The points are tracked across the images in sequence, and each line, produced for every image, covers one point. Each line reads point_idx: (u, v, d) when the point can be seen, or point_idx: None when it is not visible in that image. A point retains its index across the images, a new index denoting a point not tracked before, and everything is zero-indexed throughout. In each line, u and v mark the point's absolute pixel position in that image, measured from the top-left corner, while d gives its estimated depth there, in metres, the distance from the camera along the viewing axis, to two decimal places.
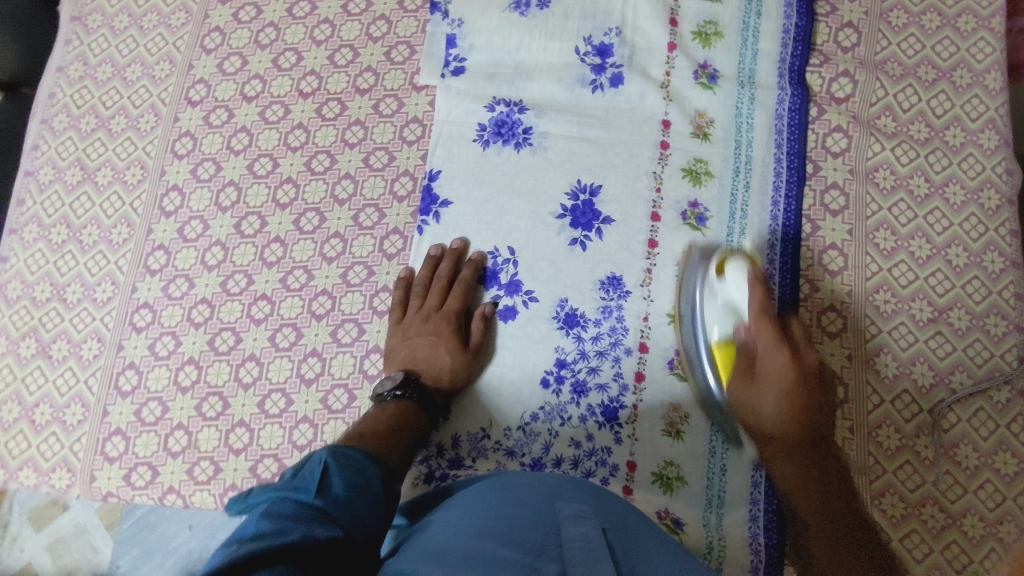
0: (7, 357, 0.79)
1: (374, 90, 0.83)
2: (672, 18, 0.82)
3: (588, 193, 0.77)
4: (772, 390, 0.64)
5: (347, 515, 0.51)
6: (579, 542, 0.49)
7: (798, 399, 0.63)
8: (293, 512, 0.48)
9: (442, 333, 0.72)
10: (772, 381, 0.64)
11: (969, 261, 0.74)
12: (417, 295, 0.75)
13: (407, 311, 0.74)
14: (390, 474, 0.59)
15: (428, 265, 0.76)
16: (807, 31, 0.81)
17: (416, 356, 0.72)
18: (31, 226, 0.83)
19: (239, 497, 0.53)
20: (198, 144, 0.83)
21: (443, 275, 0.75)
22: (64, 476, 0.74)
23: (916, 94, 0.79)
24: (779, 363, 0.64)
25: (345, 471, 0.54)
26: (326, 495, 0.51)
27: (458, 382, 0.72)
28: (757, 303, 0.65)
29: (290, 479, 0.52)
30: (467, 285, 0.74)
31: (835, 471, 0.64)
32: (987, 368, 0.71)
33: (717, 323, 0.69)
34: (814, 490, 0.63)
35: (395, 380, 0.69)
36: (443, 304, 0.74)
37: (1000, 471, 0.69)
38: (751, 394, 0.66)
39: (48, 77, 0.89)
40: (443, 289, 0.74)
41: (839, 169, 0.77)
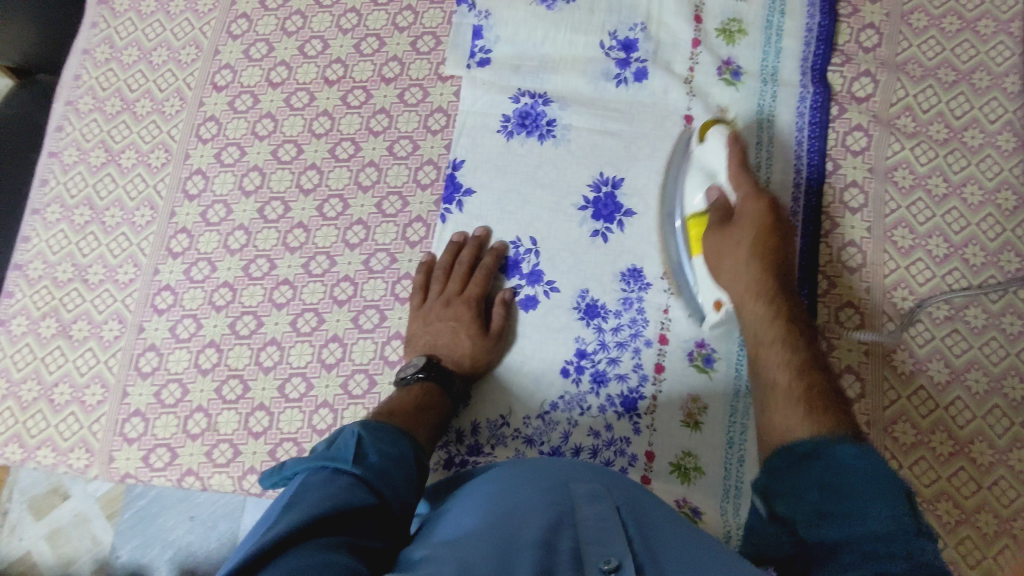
0: (28, 337, 0.79)
1: (399, 79, 0.84)
2: (696, 15, 0.82)
3: (610, 185, 0.78)
4: (747, 234, 0.67)
5: (381, 483, 0.53)
6: (595, 523, 0.49)
7: (769, 254, 0.67)
8: (331, 482, 0.51)
9: (462, 317, 0.72)
10: (747, 227, 0.68)
11: (986, 260, 0.74)
12: (439, 280, 0.75)
13: (428, 297, 0.75)
14: (420, 452, 0.61)
15: (450, 251, 0.76)
16: (830, 31, 0.81)
17: (438, 341, 0.72)
18: (54, 206, 0.83)
19: (275, 469, 0.55)
20: (223, 129, 0.84)
21: (464, 260, 0.75)
22: (82, 456, 0.74)
23: (936, 94, 0.80)
24: (756, 210, 0.68)
25: (378, 442, 0.56)
26: (362, 464, 0.53)
27: (479, 367, 0.72)
28: (737, 156, 0.70)
29: (326, 449, 0.55)
30: (489, 272, 0.75)
31: (801, 317, 0.66)
32: (1003, 366, 0.71)
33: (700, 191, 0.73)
34: (784, 328, 0.64)
35: (418, 365, 0.70)
36: (464, 289, 0.74)
37: (1015, 470, 0.69)
38: (727, 244, 0.68)
39: (73, 59, 0.89)
40: (465, 275, 0.75)
41: (859, 168, 0.78)
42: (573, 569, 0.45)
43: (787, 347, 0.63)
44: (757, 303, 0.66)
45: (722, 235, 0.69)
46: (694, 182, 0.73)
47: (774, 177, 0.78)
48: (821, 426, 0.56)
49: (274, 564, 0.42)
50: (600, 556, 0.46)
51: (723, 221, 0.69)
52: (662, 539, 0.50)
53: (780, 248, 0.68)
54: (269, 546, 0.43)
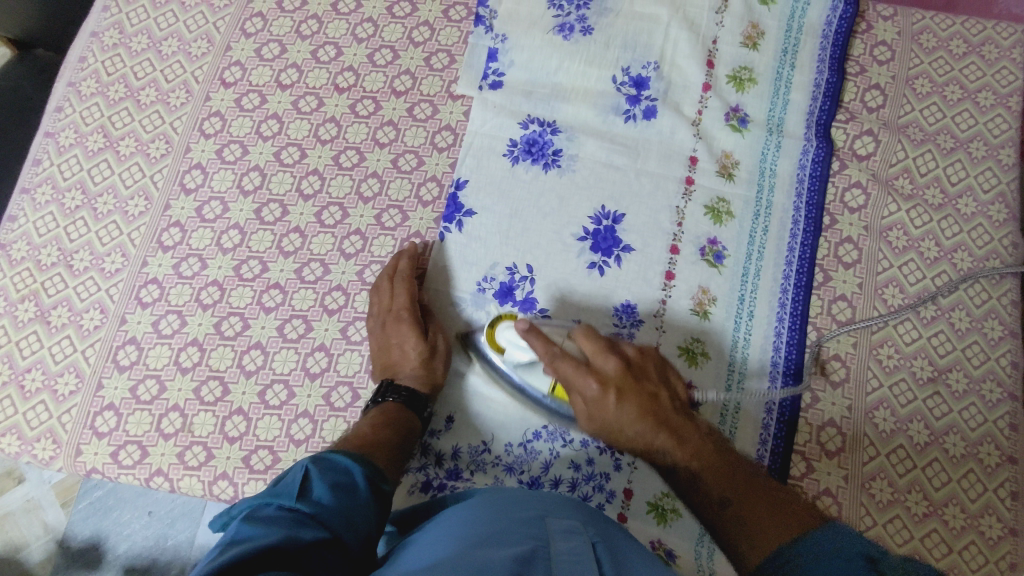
0: (4, 319, 0.76)
1: (411, 93, 0.84)
2: (709, 60, 0.84)
3: (610, 219, 0.78)
4: (609, 409, 0.64)
5: (332, 516, 0.52)
6: (568, 556, 0.48)
7: (635, 408, 0.64)
8: (278, 516, 0.50)
9: (399, 331, 0.71)
10: (602, 402, 0.64)
11: (970, 326, 0.76)
12: (373, 302, 0.74)
13: (372, 319, 0.73)
14: (377, 474, 0.59)
15: (382, 274, 0.75)
16: (837, 88, 0.83)
17: (390, 359, 0.71)
18: (45, 187, 0.81)
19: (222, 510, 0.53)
20: (228, 125, 0.83)
21: (386, 274, 0.74)
22: (48, 447, 0.72)
23: (934, 160, 0.82)
24: (599, 383, 0.64)
25: (327, 475, 0.55)
26: (307, 500, 0.52)
27: (436, 369, 0.71)
28: (546, 344, 0.65)
29: (272, 487, 0.53)
30: (409, 277, 0.74)
31: (694, 441, 0.64)
32: (979, 432, 0.72)
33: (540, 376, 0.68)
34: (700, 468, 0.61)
35: (376, 391, 0.70)
36: (393, 302, 0.72)
37: (985, 534, 0.69)
38: (601, 424, 0.65)
39: (81, 41, 0.88)
40: (392, 288, 0.73)
41: (855, 225, 0.80)
42: None
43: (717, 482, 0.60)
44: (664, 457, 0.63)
45: (594, 421, 0.65)
46: (525, 371, 0.68)
47: (741, 421, 0.72)
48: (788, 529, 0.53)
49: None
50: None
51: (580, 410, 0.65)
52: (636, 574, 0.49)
53: (639, 388, 0.65)
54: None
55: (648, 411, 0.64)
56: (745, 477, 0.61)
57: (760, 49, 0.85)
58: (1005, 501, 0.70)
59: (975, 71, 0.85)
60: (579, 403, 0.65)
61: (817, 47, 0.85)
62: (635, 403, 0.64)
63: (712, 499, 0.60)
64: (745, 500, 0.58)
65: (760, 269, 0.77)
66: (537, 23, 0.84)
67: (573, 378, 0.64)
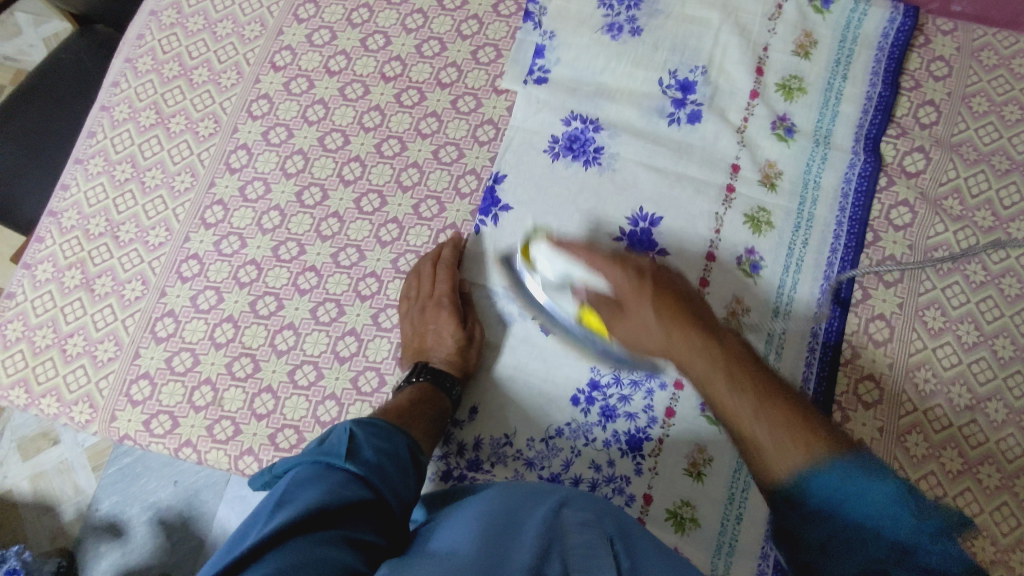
0: (51, 284, 0.79)
1: (456, 86, 0.84)
2: (758, 68, 0.82)
3: (647, 222, 0.77)
4: (641, 313, 0.62)
5: (378, 478, 0.54)
6: (582, 550, 0.47)
7: (670, 304, 0.61)
8: (326, 476, 0.52)
9: (438, 318, 0.72)
10: (636, 305, 0.62)
11: (1015, 354, 0.73)
12: (414, 287, 0.75)
13: (408, 301, 0.74)
14: (416, 446, 0.61)
15: (425, 258, 0.76)
16: (890, 103, 0.81)
17: (425, 342, 0.72)
18: (97, 159, 0.84)
19: (268, 469, 0.56)
20: (275, 108, 0.84)
21: (429, 260, 0.75)
22: (85, 411, 0.74)
23: (987, 181, 0.79)
24: (634, 287, 0.62)
25: (371, 438, 0.57)
26: (356, 460, 0.54)
27: (471, 359, 0.72)
28: (580, 247, 0.65)
29: (318, 446, 0.55)
30: (451, 266, 0.75)
31: (736, 347, 0.58)
32: (1016, 464, 0.70)
33: (569, 296, 0.69)
34: (727, 367, 0.56)
35: (410, 372, 0.71)
36: (433, 288, 0.73)
37: (1015, 571, 0.67)
38: (632, 324, 0.63)
39: (140, 18, 0.90)
40: (433, 274, 0.74)
41: (899, 243, 0.78)
42: None
43: (749, 391, 0.54)
44: (695, 356, 0.58)
45: (627, 323, 0.63)
46: (561, 296, 0.69)
47: None
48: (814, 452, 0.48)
49: (268, 554, 0.43)
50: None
51: (614, 316, 0.64)
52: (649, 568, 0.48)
53: (677, 296, 0.62)
54: (263, 538, 0.44)
55: (680, 312, 0.61)
56: (784, 390, 0.54)
57: (812, 59, 0.83)
58: None
59: None
60: (609, 306, 0.64)
61: (871, 59, 0.83)
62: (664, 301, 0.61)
63: (744, 415, 0.53)
64: (774, 415, 0.51)
65: (797, 281, 0.76)
66: (586, 21, 0.84)
67: (606, 275, 0.64)
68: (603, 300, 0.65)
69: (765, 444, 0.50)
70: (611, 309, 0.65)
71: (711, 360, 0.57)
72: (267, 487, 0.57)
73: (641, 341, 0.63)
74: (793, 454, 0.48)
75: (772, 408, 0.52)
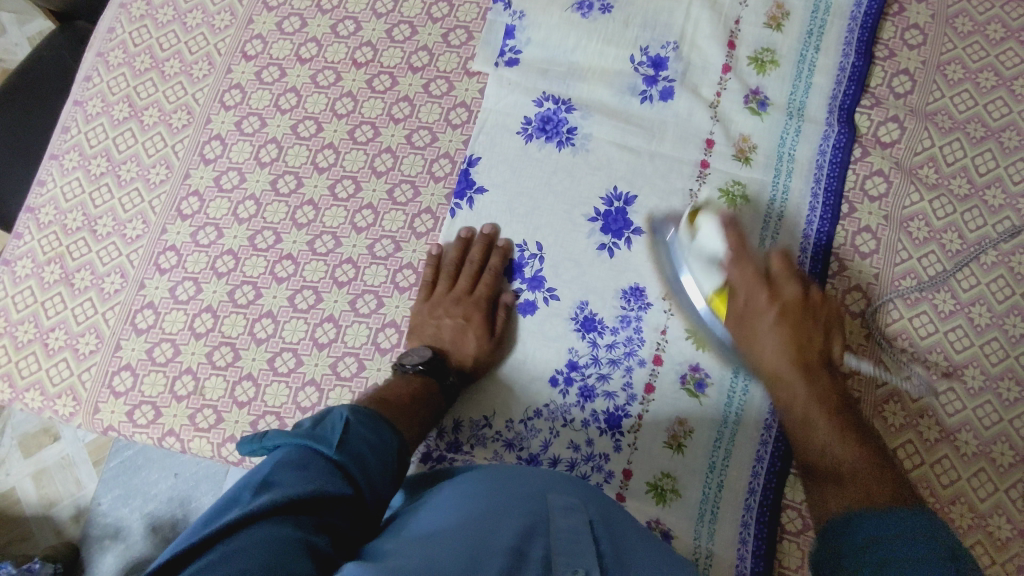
0: (31, 280, 0.80)
1: (427, 69, 0.84)
2: (730, 41, 0.82)
3: (622, 201, 0.77)
4: (771, 333, 0.63)
5: (362, 473, 0.53)
6: (567, 535, 0.47)
7: (797, 338, 0.63)
8: (312, 465, 0.51)
9: (470, 317, 0.72)
10: (768, 322, 0.64)
11: (991, 321, 0.73)
12: (447, 277, 0.75)
13: (435, 290, 0.74)
14: (402, 446, 0.61)
15: (459, 248, 0.76)
16: (863, 72, 0.81)
17: (442, 335, 0.72)
18: (72, 153, 0.84)
19: (256, 436, 0.54)
20: (247, 97, 0.84)
21: (476, 260, 0.75)
22: (68, 403, 0.75)
23: (962, 149, 0.79)
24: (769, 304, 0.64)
25: (362, 430, 0.56)
26: (344, 452, 0.53)
27: (480, 369, 0.72)
28: (735, 237, 0.65)
29: (311, 429, 0.54)
30: (497, 276, 0.75)
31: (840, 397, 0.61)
32: (993, 431, 0.70)
33: (707, 278, 0.68)
34: (825, 413, 0.59)
35: (421, 356, 0.69)
36: (471, 289, 0.74)
37: (993, 536, 0.67)
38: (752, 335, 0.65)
39: (110, 12, 0.90)
40: (474, 274, 0.74)
41: (874, 214, 0.77)
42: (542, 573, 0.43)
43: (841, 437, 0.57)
44: (802, 380, 0.61)
45: (741, 329, 0.66)
46: (698, 270, 0.69)
47: (747, 406, 0.71)
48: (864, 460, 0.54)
49: (250, 530, 0.43)
50: (568, 565, 0.44)
51: (737, 317, 0.66)
52: (632, 559, 0.48)
53: (809, 328, 0.63)
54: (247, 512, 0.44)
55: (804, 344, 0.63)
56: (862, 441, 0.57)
57: (785, 31, 0.82)
58: (1016, 502, 0.68)
59: (1013, 57, 0.82)
60: (736, 312, 0.66)
61: (843, 29, 0.82)
62: (791, 331, 0.63)
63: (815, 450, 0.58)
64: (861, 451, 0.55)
65: None
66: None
67: (747, 282, 0.65)
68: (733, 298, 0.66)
69: (832, 471, 0.55)
70: (737, 313, 0.66)
71: (818, 395, 0.60)
72: (254, 453, 0.55)
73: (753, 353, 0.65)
74: (862, 487, 0.52)
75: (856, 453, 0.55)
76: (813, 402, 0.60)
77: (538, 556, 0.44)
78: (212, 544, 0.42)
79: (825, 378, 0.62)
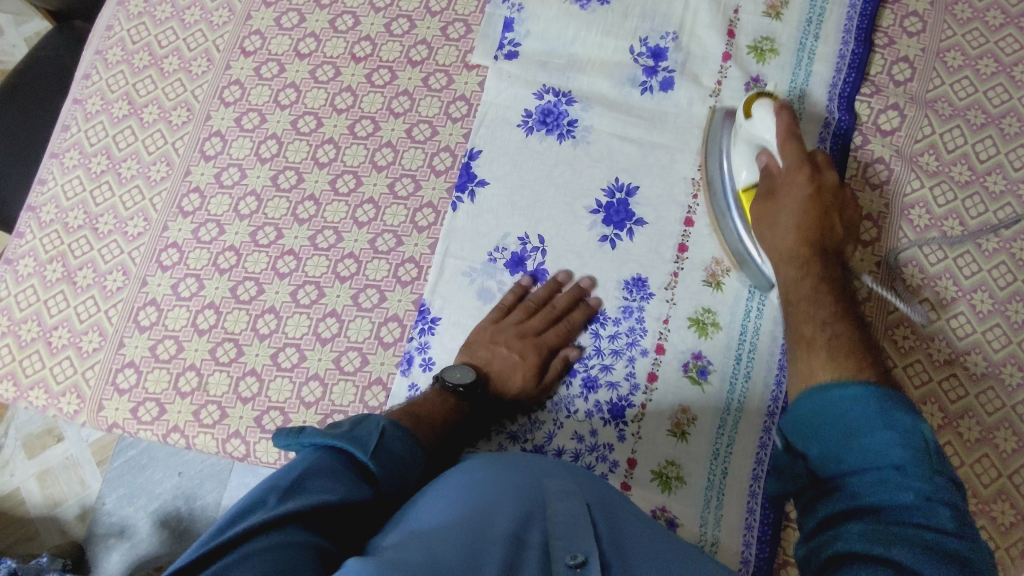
0: (33, 278, 0.80)
1: (426, 63, 0.84)
2: (729, 30, 0.82)
3: (624, 192, 0.77)
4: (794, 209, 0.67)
5: (388, 481, 0.53)
6: (565, 517, 0.47)
7: (815, 224, 0.66)
8: (342, 473, 0.51)
9: (527, 357, 0.70)
10: (794, 203, 0.67)
11: (993, 308, 0.73)
12: (524, 310, 0.73)
13: (507, 318, 0.72)
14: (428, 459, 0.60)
15: (546, 288, 0.74)
16: (863, 60, 0.81)
17: (492, 361, 0.70)
18: (73, 152, 0.84)
19: (293, 431, 0.55)
20: (246, 93, 0.84)
21: (558, 306, 0.73)
22: (73, 401, 0.75)
23: (963, 136, 0.79)
24: (805, 186, 0.67)
25: (395, 437, 0.56)
26: (377, 460, 0.53)
27: (514, 404, 0.70)
28: (786, 126, 0.68)
29: (348, 431, 0.54)
30: (572, 329, 0.72)
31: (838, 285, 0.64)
32: (996, 417, 0.70)
33: (747, 165, 0.72)
34: (816, 289, 0.63)
35: (466, 376, 0.67)
36: (541, 332, 0.72)
37: (996, 521, 0.68)
38: (774, 213, 0.68)
39: (108, 9, 0.90)
40: (551, 318, 0.72)
41: (875, 202, 0.77)
42: (540, 559, 0.44)
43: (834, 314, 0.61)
44: (809, 263, 0.65)
45: (764, 206, 0.69)
46: (740, 155, 0.72)
47: (750, 392, 0.71)
48: (848, 337, 0.59)
49: (265, 534, 0.43)
50: (567, 550, 0.44)
51: (765, 196, 0.69)
52: (629, 538, 0.49)
53: (829, 219, 0.67)
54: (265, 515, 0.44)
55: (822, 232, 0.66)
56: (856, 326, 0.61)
57: (784, 19, 0.82)
58: (1019, 488, 0.68)
59: (1012, 43, 0.82)
60: (765, 192, 0.69)
61: (843, 17, 0.82)
62: (815, 216, 0.66)
63: (813, 319, 0.61)
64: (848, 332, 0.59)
65: None
66: None
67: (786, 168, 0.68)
68: (773, 180, 0.69)
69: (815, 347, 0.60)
70: (764, 189, 0.69)
71: (825, 285, 0.64)
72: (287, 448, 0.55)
73: (770, 231, 0.68)
74: (847, 363, 0.56)
75: (850, 332, 0.59)
76: (817, 279, 0.64)
77: (536, 542, 0.45)
78: (229, 546, 0.42)
79: (835, 266, 0.65)
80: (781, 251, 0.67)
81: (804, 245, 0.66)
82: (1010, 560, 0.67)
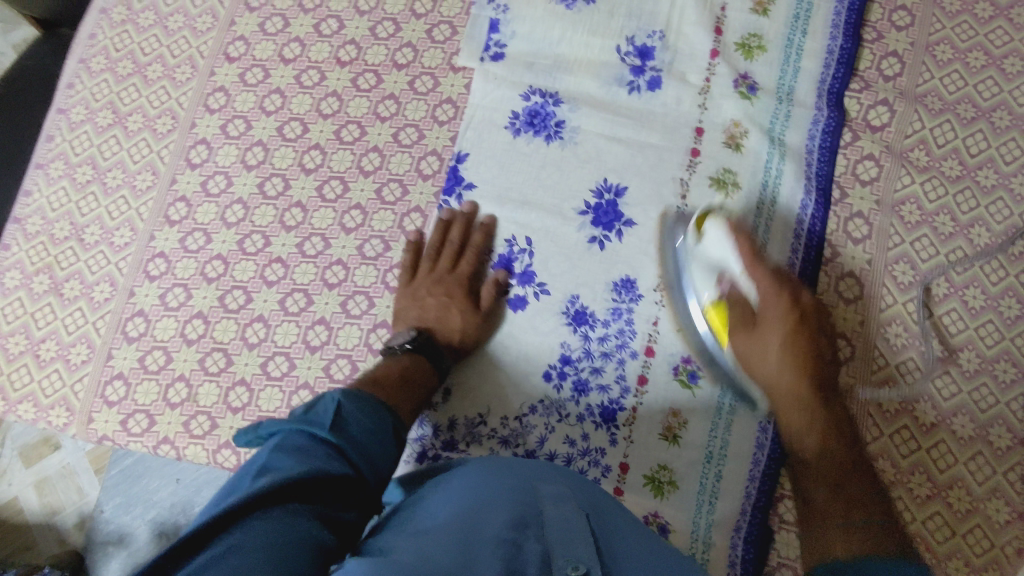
0: (20, 291, 0.79)
1: (412, 66, 0.83)
2: (717, 27, 0.81)
3: (612, 192, 0.77)
4: (777, 338, 0.63)
5: (360, 455, 0.54)
6: (561, 524, 0.46)
7: (802, 355, 0.63)
8: (310, 450, 0.51)
9: (452, 295, 0.72)
10: (775, 337, 0.63)
11: (985, 304, 0.73)
12: (429, 258, 0.75)
13: (418, 273, 0.75)
14: (400, 425, 0.61)
15: (443, 232, 0.76)
16: (852, 55, 0.80)
17: (427, 315, 0.72)
18: (58, 163, 0.84)
19: (250, 428, 0.55)
20: (232, 100, 0.84)
21: (458, 240, 0.75)
22: (62, 414, 0.75)
23: (953, 130, 0.78)
24: (781, 312, 0.63)
25: (356, 412, 0.56)
26: (341, 434, 0.53)
27: (468, 345, 0.72)
28: (747, 248, 0.64)
29: (304, 414, 0.54)
30: (480, 252, 0.75)
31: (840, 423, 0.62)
32: (990, 414, 0.70)
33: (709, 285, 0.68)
34: (821, 435, 0.61)
35: (407, 336, 0.69)
36: (455, 268, 0.74)
37: (991, 519, 0.67)
38: (758, 343, 0.64)
39: (90, 17, 0.89)
40: (455, 253, 0.75)
41: (866, 199, 0.77)
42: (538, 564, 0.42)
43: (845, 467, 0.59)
44: (806, 402, 0.62)
45: (744, 340, 0.65)
46: (701, 274, 0.69)
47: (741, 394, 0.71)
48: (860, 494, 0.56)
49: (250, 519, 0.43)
50: (567, 559, 0.42)
51: (743, 323, 0.65)
52: (619, 543, 0.48)
53: (814, 342, 0.63)
54: (247, 498, 0.44)
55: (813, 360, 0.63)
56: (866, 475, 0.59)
57: (771, 15, 0.82)
58: (1014, 485, 0.68)
59: (1002, 36, 0.81)
60: (743, 320, 0.65)
61: (831, 12, 0.82)
62: (800, 345, 0.63)
63: (820, 466, 0.60)
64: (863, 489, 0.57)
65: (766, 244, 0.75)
66: None
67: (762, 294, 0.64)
68: (747, 307, 0.66)
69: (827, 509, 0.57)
70: (745, 318, 0.65)
71: (826, 429, 0.61)
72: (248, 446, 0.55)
73: (758, 365, 0.65)
74: (855, 529, 0.53)
75: (857, 484, 0.57)
76: (822, 426, 0.61)
77: (532, 547, 0.44)
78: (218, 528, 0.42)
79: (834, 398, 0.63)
80: (774, 388, 0.64)
81: (802, 383, 0.62)
82: (1006, 558, 0.66)
